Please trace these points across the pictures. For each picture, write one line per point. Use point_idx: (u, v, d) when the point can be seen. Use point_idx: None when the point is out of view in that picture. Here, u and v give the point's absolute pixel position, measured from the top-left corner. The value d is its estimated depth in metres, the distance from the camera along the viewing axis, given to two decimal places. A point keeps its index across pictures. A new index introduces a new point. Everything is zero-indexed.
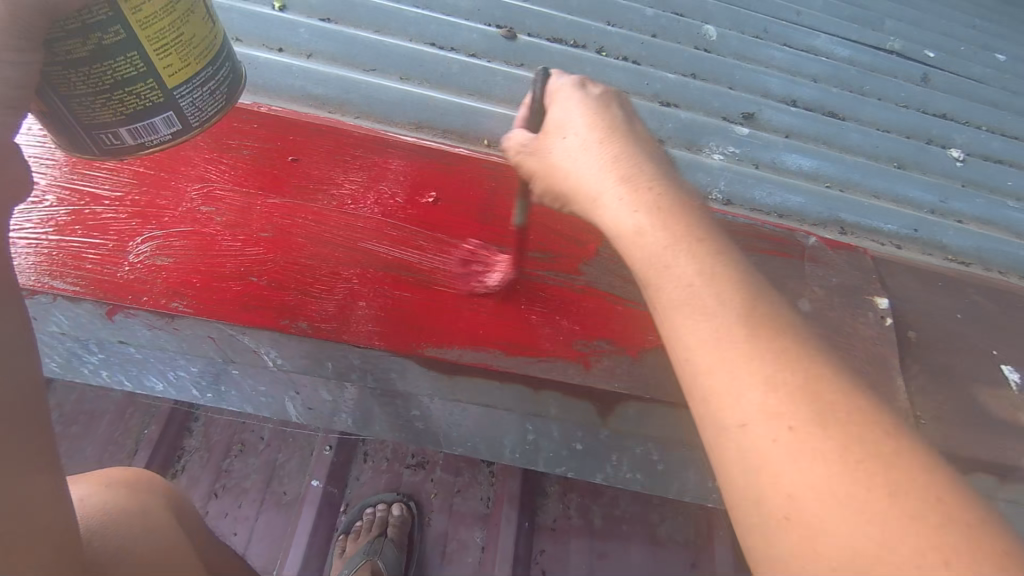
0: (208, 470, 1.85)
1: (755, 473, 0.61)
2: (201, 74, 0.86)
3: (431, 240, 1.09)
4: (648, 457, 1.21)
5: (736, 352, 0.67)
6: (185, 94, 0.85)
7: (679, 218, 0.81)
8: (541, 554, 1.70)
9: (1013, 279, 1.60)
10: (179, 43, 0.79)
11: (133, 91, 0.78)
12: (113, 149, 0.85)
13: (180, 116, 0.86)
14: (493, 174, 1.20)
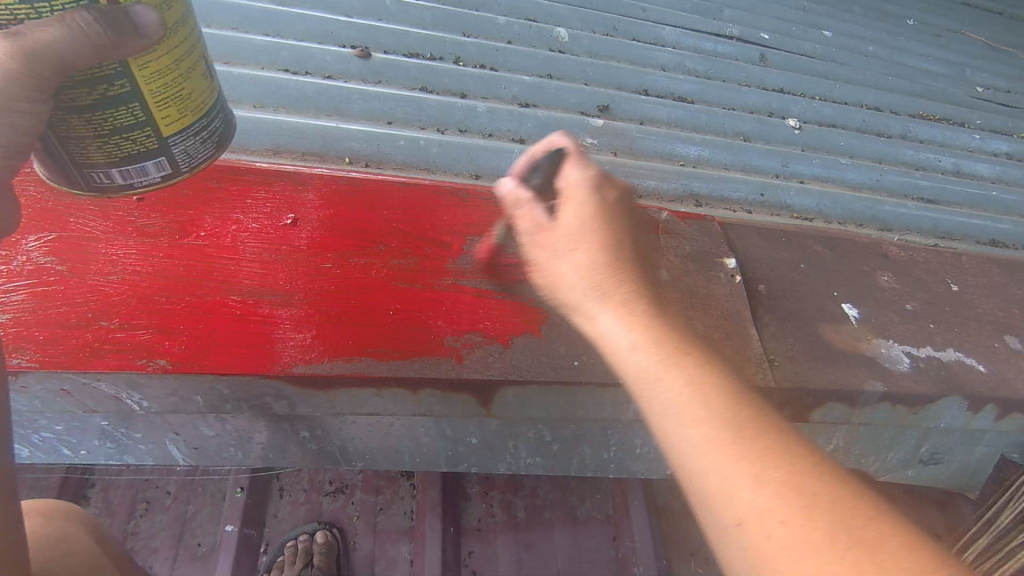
0: (113, 534, 1.74)
1: (753, 558, 0.63)
2: (198, 122, 0.89)
3: (296, 265, 1.12)
4: (541, 439, 1.27)
5: (722, 438, 0.70)
6: (180, 142, 0.87)
7: (633, 307, 0.83)
8: (470, 556, 1.70)
9: (849, 227, 1.80)
10: (178, 96, 0.83)
11: (132, 138, 0.81)
12: (102, 190, 0.87)
13: (171, 163, 0.88)
14: (353, 191, 1.27)
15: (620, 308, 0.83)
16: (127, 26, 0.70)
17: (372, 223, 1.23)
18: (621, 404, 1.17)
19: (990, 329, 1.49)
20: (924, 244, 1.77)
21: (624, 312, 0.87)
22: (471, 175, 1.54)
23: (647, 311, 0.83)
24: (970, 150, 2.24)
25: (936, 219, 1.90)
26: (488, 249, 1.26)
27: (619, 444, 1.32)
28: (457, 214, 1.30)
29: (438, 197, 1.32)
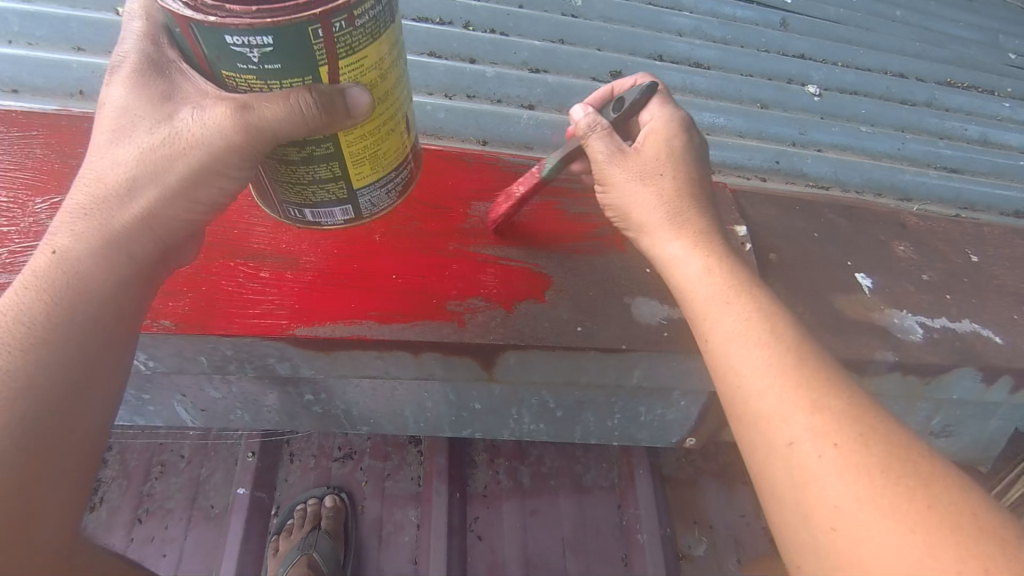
0: (129, 496, 1.77)
1: (798, 481, 0.75)
2: (388, 177, 0.98)
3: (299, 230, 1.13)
4: (545, 404, 1.27)
5: (789, 384, 0.81)
6: (367, 194, 0.96)
7: (729, 265, 0.96)
8: (476, 521, 1.72)
9: (867, 196, 1.76)
10: (370, 155, 0.91)
11: (326, 183, 0.92)
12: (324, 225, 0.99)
13: (355, 210, 0.98)
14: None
15: (692, 244, 0.98)
16: (335, 105, 0.79)
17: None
18: (625, 370, 1.16)
19: (1010, 300, 1.45)
20: (943, 213, 1.72)
21: (656, 254, 1.01)
22: (478, 141, 1.51)
23: (744, 271, 0.96)
24: (999, 119, 2.16)
25: (958, 189, 1.84)
26: (492, 214, 1.24)
27: (624, 411, 1.31)
28: (461, 179, 1.29)
29: (444, 162, 1.31)
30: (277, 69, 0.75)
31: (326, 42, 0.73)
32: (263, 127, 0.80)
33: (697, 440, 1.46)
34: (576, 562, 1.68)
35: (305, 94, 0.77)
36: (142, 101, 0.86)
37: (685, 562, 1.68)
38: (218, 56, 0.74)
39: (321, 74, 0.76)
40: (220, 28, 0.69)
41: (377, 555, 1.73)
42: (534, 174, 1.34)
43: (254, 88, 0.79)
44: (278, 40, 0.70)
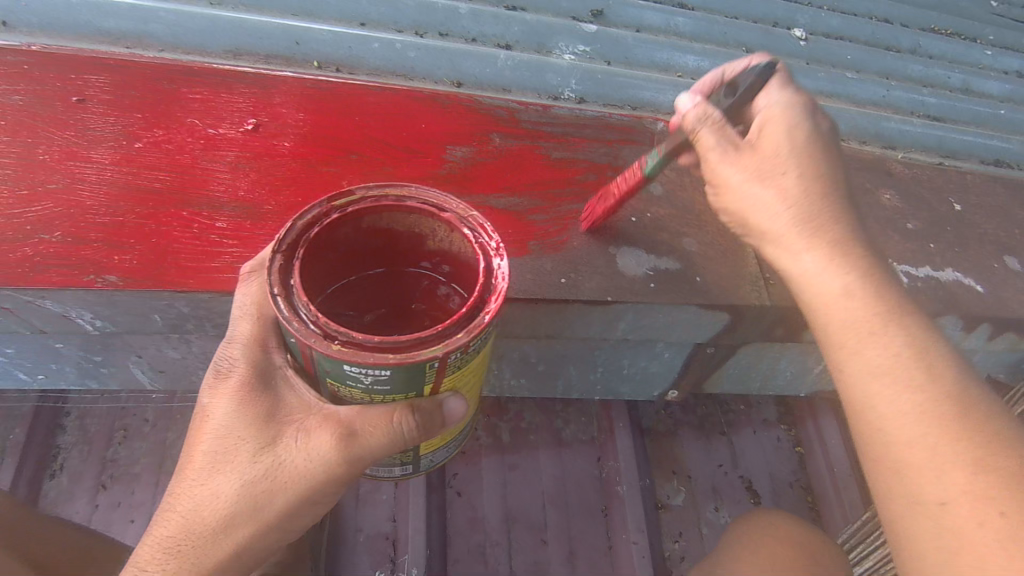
0: (91, 463, 1.62)
1: (942, 533, 0.76)
2: (455, 436, 0.97)
3: (260, 179, 1.07)
4: (526, 359, 1.23)
5: (935, 429, 0.79)
6: (433, 455, 0.96)
7: (875, 270, 0.90)
8: (455, 478, 1.70)
9: (852, 144, 1.72)
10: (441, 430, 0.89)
11: (391, 463, 0.94)
12: (378, 476, 0.99)
13: (419, 467, 0.97)
14: (316, 96, 1.20)
15: (826, 253, 0.91)
16: (433, 418, 0.81)
17: (338, 130, 1.16)
18: (610, 324, 1.12)
19: (991, 249, 1.45)
20: (926, 162, 1.69)
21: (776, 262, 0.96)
22: (452, 83, 1.41)
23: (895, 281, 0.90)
24: (980, 68, 2.12)
25: (941, 137, 1.82)
26: (466, 159, 1.18)
27: (606, 364, 1.28)
28: (433, 121, 1.22)
29: (415, 104, 1.23)
30: (387, 389, 0.74)
31: (440, 369, 0.72)
32: (366, 453, 0.82)
33: (678, 393, 1.44)
34: (557, 515, 1.67)
35: (412, 419, 0.80)
36: (252, 416, 0.85)
37: (664, 512, 1.69)
38: (329, 372, 0.73)
39: (426, 391, 0.76)
40: (342, 360, 0.69)
41: (354, 514, 1.65)
42: (512, 116, 1.26)
43: (357, 400, 0.78)
44: (398, 372, 0.70)
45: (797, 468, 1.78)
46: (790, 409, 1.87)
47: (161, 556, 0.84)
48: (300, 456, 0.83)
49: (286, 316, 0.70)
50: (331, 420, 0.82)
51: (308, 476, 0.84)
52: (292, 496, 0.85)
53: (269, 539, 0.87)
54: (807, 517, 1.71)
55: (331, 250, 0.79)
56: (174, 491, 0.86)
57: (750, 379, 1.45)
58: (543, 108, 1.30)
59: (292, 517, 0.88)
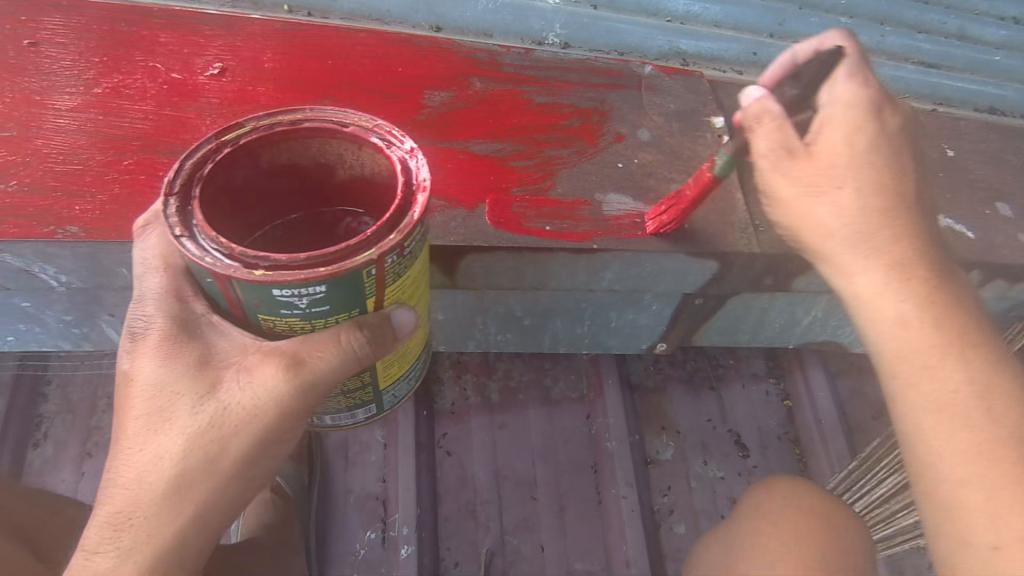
0: (74, 431, 1.59)
1: None
2: (411, 367, 0.96)
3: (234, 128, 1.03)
4: (512, 313, 1.20)
5: None
6: (391, 391, 0.96)
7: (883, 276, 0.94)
8: (444, 437, 1.69)
9: None
10: (398, 356, 0.90)
11: (352, 405, 0.94)
12: (344, 424, 1.00)
13: (379, 406, 0.97)
14: (287, 39, 1.14)
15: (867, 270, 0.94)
16: (383, 334, 0.79)
17: (311, 74, 1.10)
18: (597, 273, 1.09)
19: (981, 196, 1.42)
20: (919, 109, 1.65)
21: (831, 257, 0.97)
22: (431, 28, 1.36)
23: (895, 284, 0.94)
24: None
25: (935, 84, 1.77)
26: (445, 104, 1.14)
27: (594, 316, 1.25)
28: (412, 65, 1.17)
29: (393, 48, 1.17)
30: (325, 311, 0.73)
31: (376, 277, 0.72)
32: (320, 377, 0.79)
33: (667, 346, 1.43)
34: (546, 472, 1.67)
35: (361, 334, 0.77)
36: (181, 369, 0.81)
37: (654, 466, 1.69)
38: (258, 305, 0.71)
39: (368, 306, 0.75)
40: (267, 283, 0.67)
41: (344, 477, 1.66)
42: (494, 60, 1.21)
43: (298, 330, 0.76)
44: (332, 286, 0.68)
45: (785, 421, 1.78)
46: (780, 362, 1.86)
47: (115, 529, 0.79)
48: (245, 394, 0.80)
49: (193, 256, 0.68)
50: (273, 353, 0.78)
51: (259, 414, 0.81)
52: (247, 441, 0.82)
53: (233, 492, 0.84)
54: (796, 469, 1.71)
55: (232, 197, 0.76)
56: (117, 464, 0.82)
57: (739, 331, 1.43)
58: (526, 52, 1.26)
59: (253, 467, 0.85)
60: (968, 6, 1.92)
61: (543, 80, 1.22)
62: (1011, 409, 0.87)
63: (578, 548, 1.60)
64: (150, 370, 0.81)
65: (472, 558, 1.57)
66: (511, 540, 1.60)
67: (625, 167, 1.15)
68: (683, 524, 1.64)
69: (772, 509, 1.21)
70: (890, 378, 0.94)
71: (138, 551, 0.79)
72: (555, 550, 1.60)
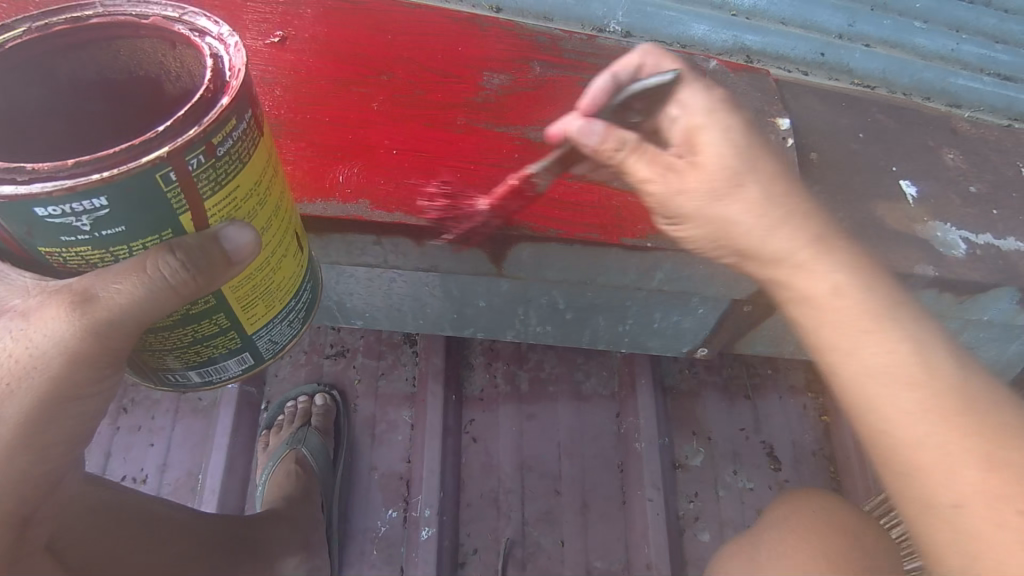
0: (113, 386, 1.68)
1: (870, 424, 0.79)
2: (289, 306, 0.84)
3: (290, 95, 1.04)
4: (554, 305, 1.17)
5: (915, 392, 0.76)
6: (267, 333, 0.82)
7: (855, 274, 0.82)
8: (471, 423, 1.69)
9: (915, 100, 1.60)
10: (259, 290, 0.77)
11: (220, 358, 0.80)
12: (219, 381, 0.86)
13: (256, 354, 0.83)
14: (345, 9, 1.14)
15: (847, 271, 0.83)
16: (211, 257, 0.65)
17: (369, 47, 1.10)
18: (648, 271, 1.06)
19: None
20: (995, 123, 1.56)
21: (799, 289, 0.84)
22: (492, 9, 1.34)
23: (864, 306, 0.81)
24: None
25: (1012, 98, 1.65)
26: (503, 87, 1.11)
27: (637, 315, 1.22)
28: (468, 42, 1.14)
29: (450, 25, 1.15)
30: (120, 234, 0.61)
31: (183, 185, 0.60)
32: (123, 311, 0.67)
33: (708, 351, 1.39)
34: (572, 467, 1.66)
35: (173, 257, 0.64)
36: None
37: (682, 471, 1.66)
38: (29, 233, 0.60)
39: (186, 223, 0.63)
40: (25, 200, 0.55)
41: (371, 454, 1.67)
42: (554, 44, 1.18)
43: (94, 262, 0.65)
44: (116, 199, 0.57)
45: (821, 437, 1.72)
46: (820, 375, 1.79)
47: None
48: (31, 337, 0.69)
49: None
50: (59, 291, 0.66)
51: (43, 361, 0.71)
52: (35, 395, 0.73)
53: (29, 448, 0.76)
54: (829, 486, 1.66)
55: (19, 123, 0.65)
56: None
57: (785, 341, 1.39)
58: (589, 37, 1.22)
59: (49, 422, 0.76)
60: None
61: (605, 68, 1.18)
62: (944, 400, 0.76)
63: (599, 545, 1.59)
64: None
65: (491, 546, 1.57)
66: (531, 532, 1.59)
67: None
68: (708, 533, 1.61)
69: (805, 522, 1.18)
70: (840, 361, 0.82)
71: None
72: (576, 546, 1.59)
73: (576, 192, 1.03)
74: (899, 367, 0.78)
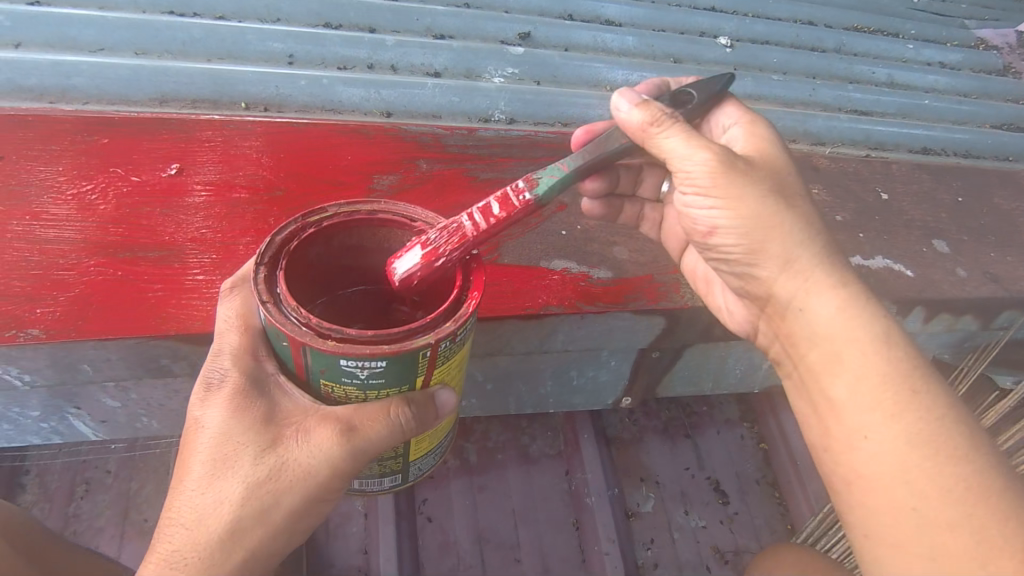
0: (53, 518, 1.55)
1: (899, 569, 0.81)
2: (438, 445, 1.07)
3: (230, 221, 1.10)
4: (473, 378, 1.25)
5: (940, 465, 0.81)
6: (418, 463, 1.06)
7: None
8: (424, 503, 1.70)
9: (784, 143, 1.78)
10: (432, 435, 1.01)
11: (383, 475, 1.04)
12: (366, 493, 1.06)
13: (402, 476, 1.06)
14: (272, 136, 1.23)
15: None
16: (427, 410, 0.89)
17: (309, 170, 1.19)
18: (548, 336, 1.15)
19: (919, 234, 1.52)
20: (855, 154, 1.76)
21: None
22: (381, 113, 1.45)
23: None
24: (904, 61, 2.21)
25: (868, 130, 1.89)
26: (393, 186, 1.21)
27: (554, 376, 1.29)
28: (365, 150, 1.25)
29: (339, 136, 1.25)
30: (380, 382, 0.83)
31: (429, 360, 0.83)
32: (370, 444, 0.86)
33: (632, 399, 1.45)
34: (527, 532, 1.67)
35: (407, 410, 0.87)
36: (249, 421, 0.87)
37: (635, 519, 1.69)
38: (322, 370, 0.81)
39: (418, 384, 0.87)
40: (337, 355, 0.77)
41: (325, 551, 1.63)
42: (438, 141, 1.30)
43: (351, 397, 0.86)
44: (393, 363, 0.79)
45: (761, 465, 1.79)
46: (752, 405, 1.88)
47: (164, 573, 0.85)
48: (302, 453, 0.86)
49: (279, 320, 0.79)
50: (331, 417, 0.86)
51: (313, 474, 0.87)
52: (300, 495, 0.87)
53: (276, 543, 0.89)
54: (775, 513, 1.71)
55: (305, 271, 0.89)
56: (181, 502, 0.87)
57: (701, 379, 1.47)
58: (469, 131, 1.34)
59: (300, 521, 0.90)
60: (885, 74, 2.11)
61: (486, 157, 1.30)
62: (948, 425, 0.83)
63: None
64: (236, 437, 0.87)
65: None
66: None
67: (568, 234, 1.21)
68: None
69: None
70: (828, 416, 0.90)
71: None
72: None
73: (503, 278, 1.12)
74: (933, 454, 0.81)
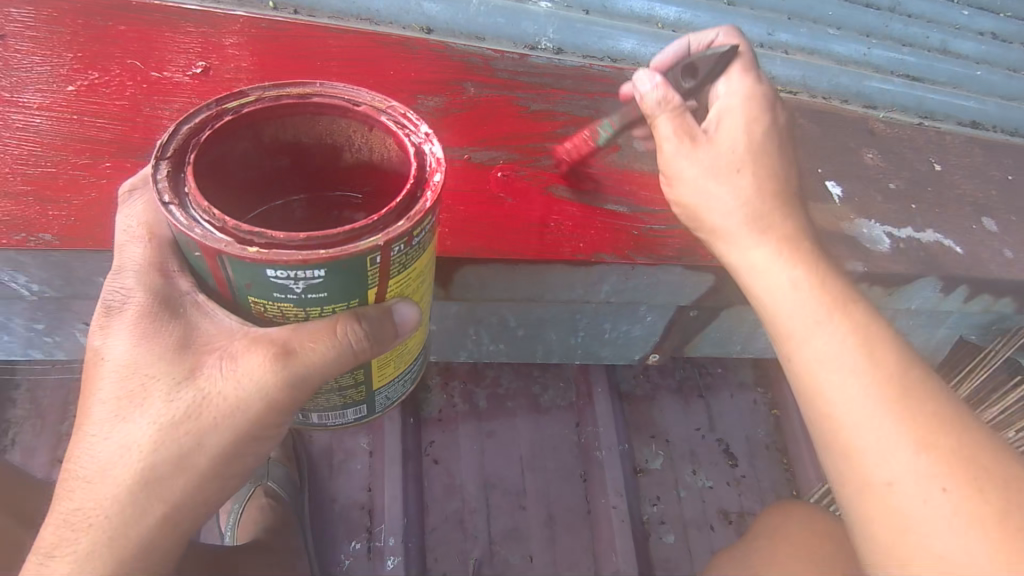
0: (45, 437, 1.48)
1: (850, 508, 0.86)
2: (406, 370, 0.95)
3: None
4: (504, 323, 1.18)
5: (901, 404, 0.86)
6: (385, 390, 0.94)
7: None
8: (431, 445, 1.66)
9: (834, 102, 1.71)
10: (397, 357, 0.89)
11: (344, 404, 0.92)
12: (330, 425, 0.97)
13: (369, 406, 0.95)
14: (305, 43, 1.18)
15: None
16: (382, 326, 0.78)
17: (346, 80, 1.14)
18: (593, 285, 1.08)
19: (969, 211, 1.45)
20: (908, 121, 1.68)
21: None
22: (421, 29, 1.35)
23: None
24: (958, 28, 2.04)
25: (921, 97, 1.80)
26: (437, 109, 1.15)
27: (587, 327, 1.23)
28: (407, 65, 1.19)
29: (378, 48, 1.20)
30: (322, 297, 0.72)
31: (382, 266, 0.72)
32: (310, 369, 0.77)
33: (660, 356, 1.41)
34: (535, 481, 1.65)
35: (359, 325, 0.75)
36: (159, 350, 0.79)
37: (643, 475, 1.68)
38: (249, 285, 0.71)
39: (370, 298, 0.76)
40: (261, 264, 0.67)
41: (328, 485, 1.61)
42: (488, 64, 1.23)
43: (289, 318, 0.76)
44: (333, 271, 0.68)
45: (772, 430, 1.78)
46: (767, 370, 1.86)
47: (71, 534, 0.79)
48: (226, 384, 0.78)
49: (185, 226, 0.68)
50: (263, 340, 0.76)
51: (241, 407, 0.79)
52: (223, 435, 0.80)
53: (207, 491, 0.82)
54: (782, 478, 1.71)
55: (232, 172, 0.77)
56: (86, 448, 0.79)
57: (731, 342, 1.42)
58: (521, 56, 1.27)
59: (228, 467, 0.83)
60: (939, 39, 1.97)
61: (537, 85, 1.23)
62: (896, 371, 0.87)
63: (567, 557, 1.58)
64: (143, 370, 0.79)
65: (459, 568, 1.54)
66: (499, 550, 1.57)
67: (621, 177, 1.15)
68: (672, 534, 1.63)
69: (789, 534, 1.25)
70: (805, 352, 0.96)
71: (100, 555, 0.78)
72: (544, 561, 1.57)
73: (549, 216, 1.06)
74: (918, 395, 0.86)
